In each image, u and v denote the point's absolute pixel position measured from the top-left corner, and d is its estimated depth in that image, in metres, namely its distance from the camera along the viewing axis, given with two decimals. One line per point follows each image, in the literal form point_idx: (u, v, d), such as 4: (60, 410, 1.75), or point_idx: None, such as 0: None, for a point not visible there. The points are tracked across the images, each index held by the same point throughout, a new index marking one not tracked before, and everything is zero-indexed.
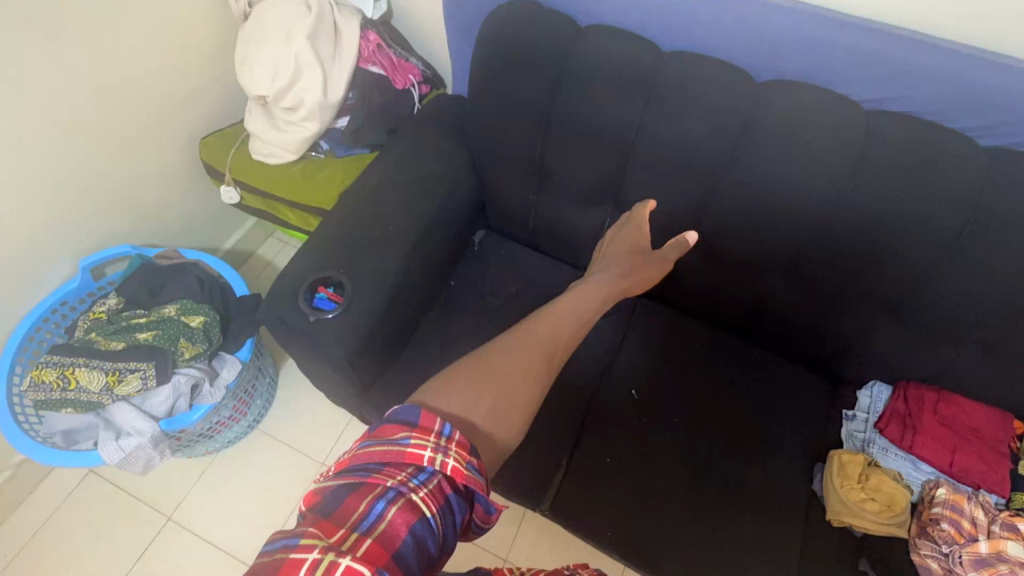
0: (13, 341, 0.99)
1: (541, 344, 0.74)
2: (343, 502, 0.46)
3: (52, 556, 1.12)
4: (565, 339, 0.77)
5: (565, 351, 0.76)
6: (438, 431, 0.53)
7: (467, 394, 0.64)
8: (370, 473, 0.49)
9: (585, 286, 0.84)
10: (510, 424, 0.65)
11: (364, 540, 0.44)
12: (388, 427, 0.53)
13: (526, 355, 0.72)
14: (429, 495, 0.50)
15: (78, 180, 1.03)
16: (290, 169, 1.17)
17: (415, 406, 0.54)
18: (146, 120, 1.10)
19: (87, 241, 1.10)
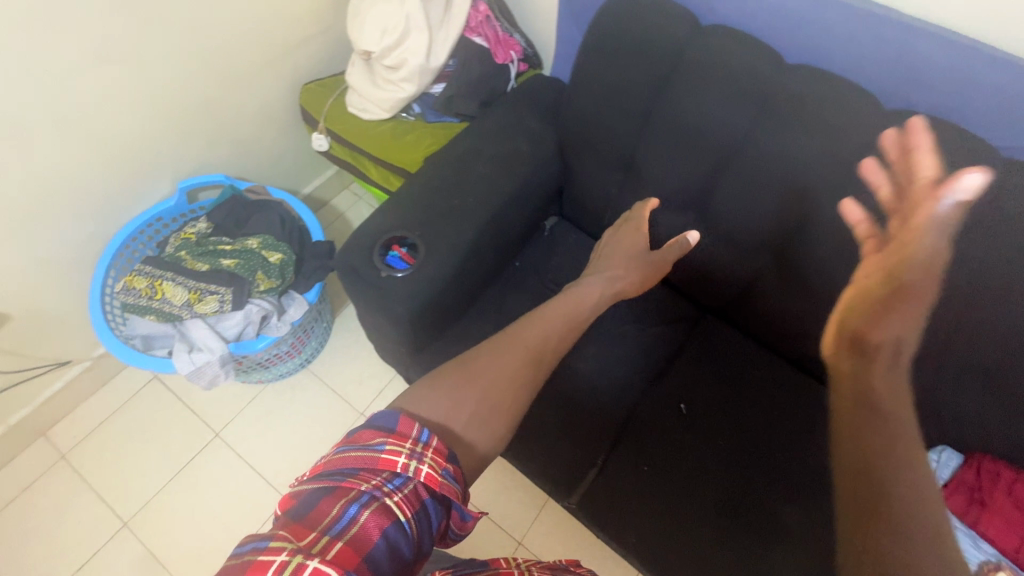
0: (113, 246, 1.07)
1: (529, 347, 0.75)
2: (316, 505, 0.49)
3: (112, 446, 1.22)
4: (557, 341, 0.78)
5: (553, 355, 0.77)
6: (415, 437, 0.57)
7: (453, 400, 0.65)
8: (344, 477, 0.52)
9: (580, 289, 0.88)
10: (493, 430, 0.66)
11: (335, 541, 0.46)
12: (365, 432, 0.56)
13: (514, 359, 0.72)
14: (404, 499, 0.52)
15: (190, 106, 1.10)
16: (379, 126, 1.19)
17: (393, 415, 0.58)
18: (258, 59, 1.16)
19: (188, 165, 1.18)
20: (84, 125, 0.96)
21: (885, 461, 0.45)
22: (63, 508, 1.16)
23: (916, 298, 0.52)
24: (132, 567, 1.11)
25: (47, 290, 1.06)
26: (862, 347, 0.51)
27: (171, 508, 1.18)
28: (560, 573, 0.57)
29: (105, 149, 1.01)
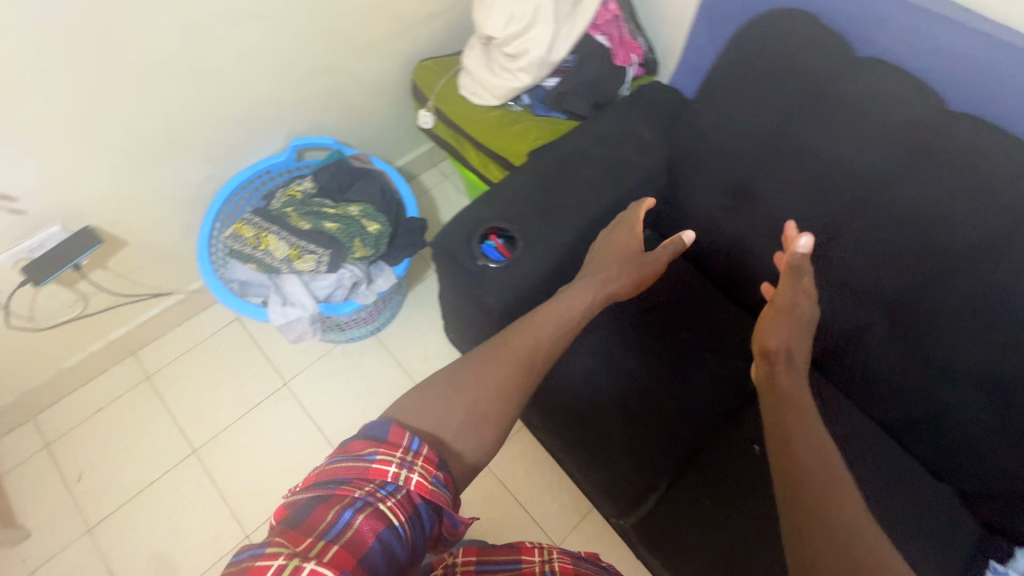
0: (226, 192, 1.13)
1: (517, 357, 0.77)
2: (312, 511, 0.52)
3: (192, 375, 1.31)
4: (541, 345, 0.80)
5: (542, 359, 0.79)
6: (405, 446, 0.59)
7: (444, 408, 0.69)
8: (338, 486, 0.54)
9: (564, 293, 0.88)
10: (482, 439, 0.69)
11: (332, 544, 0.49)
12: (356, 444, 0.59)
13: (497, 369, 0.75)
14: (397, 504, 0.55)
15: (314, 68, 1.13)
16: (486, 113, 1.19)
17: (385, 425, 0.61)
18: (383, 30, 1.18)
19: (301, 124, 1.22)
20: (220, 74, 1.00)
21: (789, 405, 0.73)
22: (142, 425, 1.25)
23: (799, 317, 0.81)
24: (195, 493, 1.19)
25: (162, 223, 1.13)
26: (771, 354, 0.79)
27: (236, 445, 1.24)
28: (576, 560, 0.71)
29: (232, 98, 1.06)
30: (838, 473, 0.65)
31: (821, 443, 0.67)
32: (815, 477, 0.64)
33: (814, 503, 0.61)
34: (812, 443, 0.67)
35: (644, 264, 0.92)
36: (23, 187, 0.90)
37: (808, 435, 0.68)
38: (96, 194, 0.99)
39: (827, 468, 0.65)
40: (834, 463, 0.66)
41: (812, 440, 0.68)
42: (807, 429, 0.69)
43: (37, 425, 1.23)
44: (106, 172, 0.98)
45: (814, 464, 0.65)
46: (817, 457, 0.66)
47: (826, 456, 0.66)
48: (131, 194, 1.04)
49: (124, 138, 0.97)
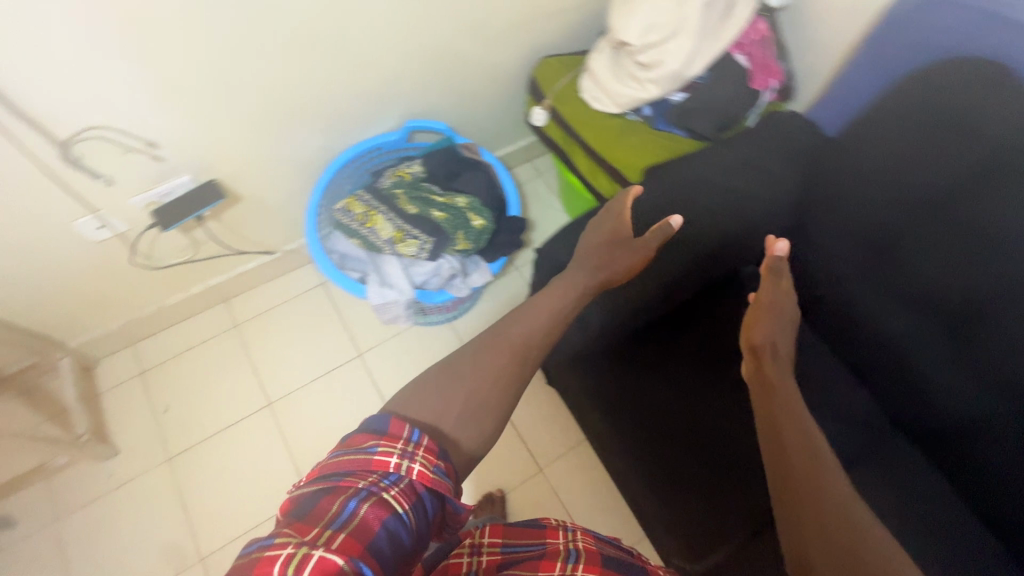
0: (339, 163, 1.15)
1: (511, 347, 0.70)
2: (316, 503, 0.48)
3: (277, 330, 1.36)
4: (530, 334, 0.73)
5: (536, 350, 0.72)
6: (406, 437, 0.56)
7: (437, 398, 0.63)
8: (341, 477, 0.51)
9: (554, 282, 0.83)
10: (480, 429, 0.63)
11: (339, 533, 0.46)
12: (357, 436, 0.55)
13: (496, 357, 0.69)
14: (402, 493, 0.52)
15: (442, 53, 1.12)
16: (603, 120, 1.15)
17: (385, 417, 0.57)
18: (515, 23, 1.15)
19: (418, 107, 1.21)
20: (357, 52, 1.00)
21: (770, 392, 0.71)
22: (226, 370, 1.31)
23: (781, 312, 0.80)
24: (265, 445, 1.24)
25: (274, 184, 1.16)
26: (757, 350, 0.76)
27: (307, 405, 1.29)
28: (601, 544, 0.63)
29: (363, 76, 1.06)
30: (818, 448, 0.63)
31: (799, 422, 0.66)
32: (794, 457, 0.62)
33: (796, 484, 0.60)
34: (791, 423, 0.66)
35: (634, 252, 0.85)
36: (167, 139, 0.93)
37: (785, 417, 0.67)
38: (225, 151, 1.02)
39: (805, 444, 0.64)
40: (811, 438, 0.64)
41: (793, 420, 0.67)
42: (785, 411, 0.68)
43: (135, 352, 1.31)
44: (238, 133, 1.01)
45: (794, 443, 0.64)
46: (794, 434, 0.65)
47: (804, 432, 0.65)
48: (255, 154, 1.07)
49: (261, 103, 0.99)
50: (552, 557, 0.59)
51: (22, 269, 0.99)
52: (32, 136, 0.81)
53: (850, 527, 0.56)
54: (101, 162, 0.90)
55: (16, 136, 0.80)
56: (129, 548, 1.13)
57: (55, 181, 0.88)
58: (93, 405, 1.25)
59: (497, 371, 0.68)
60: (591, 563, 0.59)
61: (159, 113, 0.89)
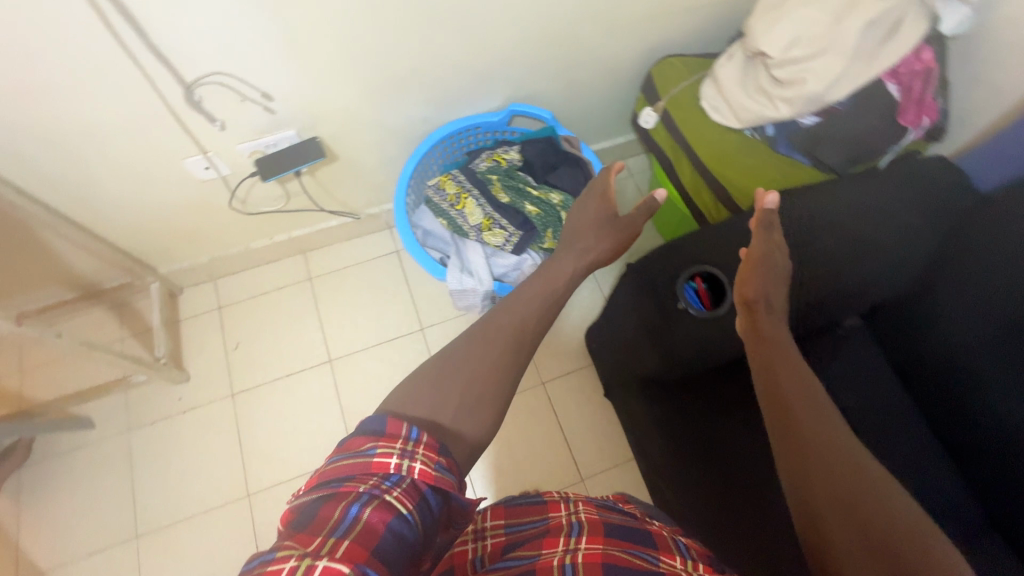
0: (436, 138, 1.13)
1: (501, 336, 0.69)
2: (318, 510, 0.46)
3: (347, 290, 1.39)
4: (521, 322, 0.71)
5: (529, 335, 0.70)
6: (405, 436, 0.52)
7: (431, 393, 0.61)
8: (341, 483, 0.48)
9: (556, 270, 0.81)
10: (479, 420, 0.61)
11: (343, 540, 0.43)
12: (355, 438, 0.52)
13: (488, 347, 0.67)
14: (405, 493, 0.49)
15: (561, 39, 1.06)
16: (719, 132, 1.07)
17: (381, 416, 0.54)
18: (643, 15, 1.07)
19: (523, 91, 1.16)
20: (477, 28, 0.96)
21: (765, 346, 0.71)
22: (294, 320, 1.36)
23: (773, 265, 0.78)
24: (321, 399, 1.28)
25: (370, 149, 1.16)
26: (752, 304, 0.75)
27: (365, 369, 1.31)
28: (604, 515, 0.63)
29: (478, 52, 1.02)
30: (814, 396, 0.63)
31: (795, 371, 0.66)
32: (792, 406, 0.62)
33: (795, 433, 0.60)
34: (786, 372, 0.66)
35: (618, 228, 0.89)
36: (282, 92, 0.94)
37: (781, 368, 0.66)
38: (332, 111, 1.02)
39: (802, 391, 0.63)
40: (806, 385, 0.64)
41: (788, 369, 0.66)
42: (780, 362, 0.67)
43: (216, 287, 1.37)
44: (347, 95, 1.00)
45: (792, 393, 0.63)
46: (790, 382, 0.64)
47: (801, 381, 0.65)
48: (358, 118, 1.07)
49: (374, 69, 0.97)
50: (555, 532, 0.59)
51: (133, 196, 1.04)
52: (162, 74, 0.83)
53: (853, 471, 0.55)
54: (218, 107, 0.91)
55: (149, 73, 0.82)
56: (187, 470, 1.20)
57: (175, 119, 0.91)
58: (173, 330, 1.33)
59: (494, 363, 0.66)
60: (594, 532, 0.59)
61: (279, 67, 0.89)
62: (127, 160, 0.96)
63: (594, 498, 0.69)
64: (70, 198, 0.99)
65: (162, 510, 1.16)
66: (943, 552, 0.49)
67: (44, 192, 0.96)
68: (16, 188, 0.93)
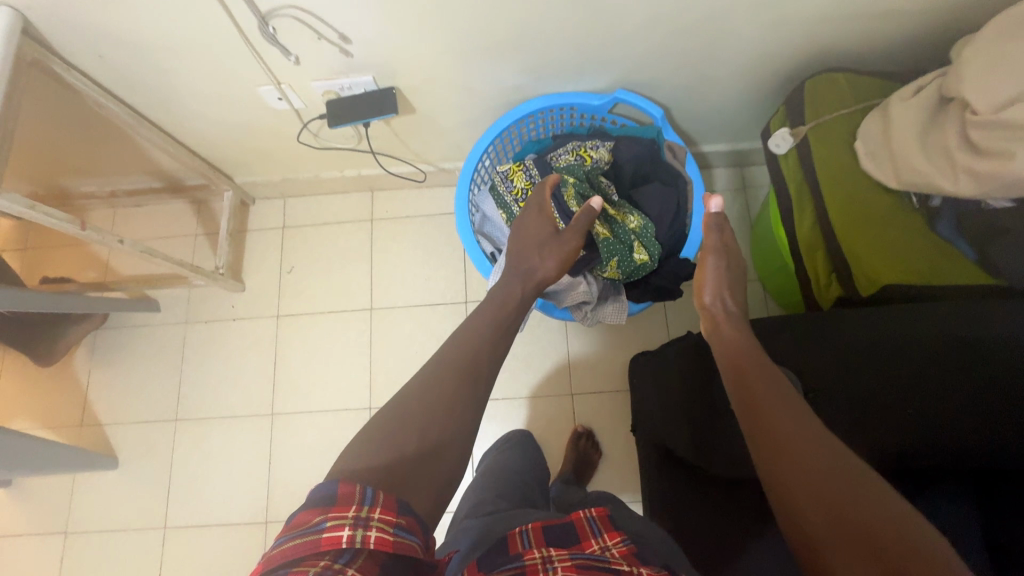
0: (522, 113, 0.99)
1: (454, 364, 0.66)
2: None
3: (404, 242, 1.34)
4: (474, 363, 0.67)
5: (484, 358, 0.68)
6: (359, 503, 0.45)
7: (388, 434, 0.57)
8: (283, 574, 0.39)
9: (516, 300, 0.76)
10: (445, 447, 0.59)
11: None
12: (302, 516, 0.44)
13: (446, 380, 0.64)
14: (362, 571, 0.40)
15: (696, 24, 0.85)
16: (867, 187, 0.85)
17: (329, 486, 0.48)
18: (813, 11, 0.83)
19: (635, 75, 0.97)
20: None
21: (734, 349, 0.70)
22: (348, 258, 1.35)
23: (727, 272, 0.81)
24: (353, 344, 1.29)
25: (451, 107, 1.05)
26: (714, 318, 0.77)
27: (402, 327, 1.29)
28: None
29: (592, 25, 0.85)
30: (782, 386, 0.62)
31: (765, 368, 0.64)
32: (760, 399, 0.60)
33: (764, 426, 0.57)
34: (755, 371, 0.64)
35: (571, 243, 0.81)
36: (361, 36, 0.84)
37: (752, 367, 0.65)
38: (413, 62, 0.92)
39: (772, 385, 0.62)
40: (775, 378, 0.63)
41: (757, 368, 0.65)
42: (745, 363, 0.66)
43: (285, 206, 1.39)
44: (432, 48, 0.89)
45: (759, 386, 0.62)
46: (760, 379, 0.63)
47: (770, 375, 0.63)
48: (443, 74, 0.95)
49: (466, 25, 0.84)
50: None
51: (209, 112, 1.03)
52: (237, 1, 0.76)
53: (832, 464, 0.50)
54: (294, 42, 0.84)
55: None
56: (226, 375, 1.29)
57: (251, 47, 0.85)
58: (240, 239, 1.37)
59: (450, 408, 0.62)
60: None
61: (359, 10, 0.79)
62: (202, 79, 0.93)
63: (574, 557, 0.49)
64: (152, 103, 0.99)
65: (199, 404, 1.27)
66: (921, 526, 0.43)
67: (127, 94, 0.96)
68: (101, 86, 0.94)
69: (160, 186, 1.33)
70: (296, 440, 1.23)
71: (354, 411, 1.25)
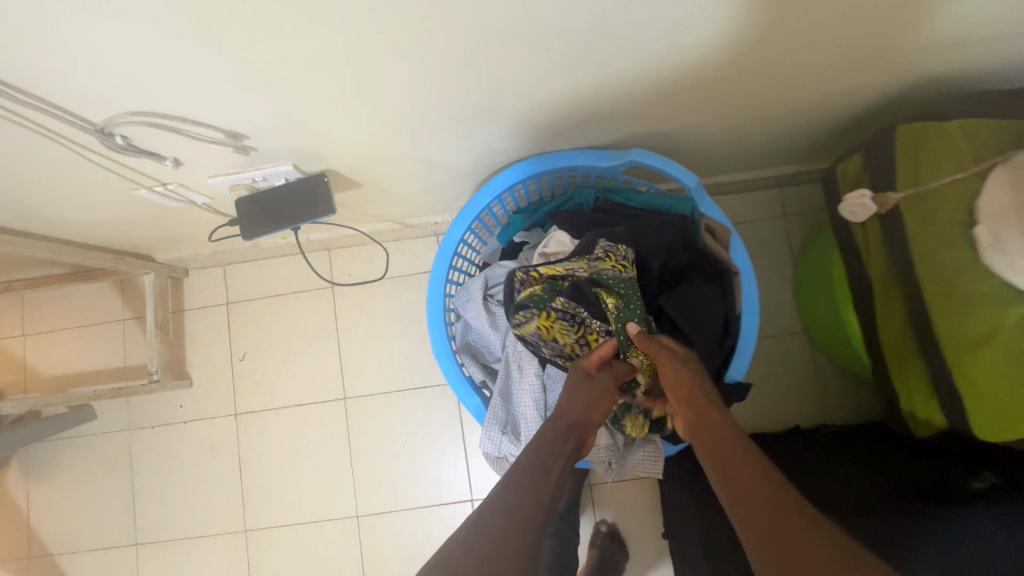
0: (503, 186, 0.74)
1: (506, 496, 0.48)
2: None
3: (373, 310, 1.11)
4: (521, 496, 0.48)
5: (546, 485, 0.50)
6: None
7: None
8: None
9: (557, 428, 0.56)
10: None
11: None
12: None
13: (503, 516, 0.46)
14: None
15: (733, 61, 0.59)
16: (983, 287, 0.61)
17: None
18: (902, 32, 0.57)
19: (649, 121, 0.71)
20: (584, 46, 0.52)
21: (719, 444, 0.50)
22: (309, 336, 1.12)
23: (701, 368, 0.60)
24: (330, 440, 1.09)
25: (410, 176, 0.79)
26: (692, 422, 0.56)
27: (382, 418, 1.09)
28: None
29: (594, 77, 0.58)
30: (783, 510, 0.41)
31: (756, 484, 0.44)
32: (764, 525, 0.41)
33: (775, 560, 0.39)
34: (739, 497, 0.45)
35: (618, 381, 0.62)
36: (258, 128, 0.58)
37: (740, 473, 0.46)
38: (347, 143, 0.65)
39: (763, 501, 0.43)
40: (774, 493, 0.43)
41: (741, 485, 0.45)
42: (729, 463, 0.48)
43: (225, 275, 1.14)
44: (367, 127, 0.62)
45: (756, 540, 0.41)
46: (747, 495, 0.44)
47: (764, 495, 0.43)
48: (390, 149, 0.68)
49: (412, 96, 0.57)
50: None
51: (85, 213, 0.76)
52: (52, 118, 0.51)
53: None
54: (163, 147, 0.58)
55: (17, 110, 0.49)
56: (185, 487, 1.11)
57: (101, 156, 0.59)
58: (177, 322, 1.14)
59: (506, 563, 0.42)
60: None
61: (236, 104, 0.53)
62: (57, 190, 0.67)
63: None
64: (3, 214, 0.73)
65: (160, 524, 1.10)
66: None
67: None
68: None
69: (66, 272, 1.08)
70: (279, 559, 1.07)
71: (339, 520, 1.07)
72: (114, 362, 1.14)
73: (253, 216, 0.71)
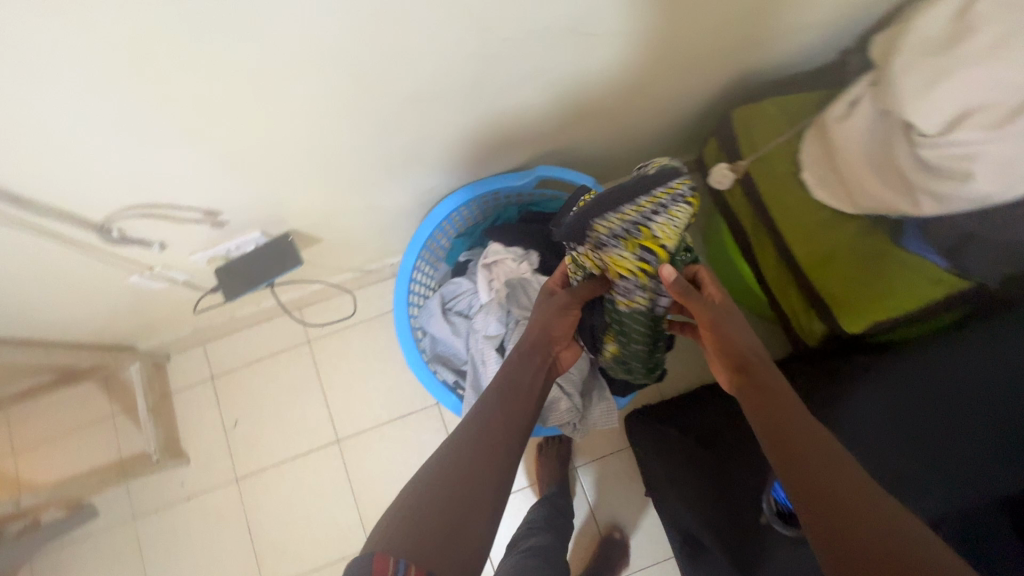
0: (440, 216, 0.89)
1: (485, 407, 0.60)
2: None
3: (351, 354, 1.21)
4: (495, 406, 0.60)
5: (514, 394, 0.63)
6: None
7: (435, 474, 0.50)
8: None
9: (523, 350, 0.68)
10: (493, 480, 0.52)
11: None
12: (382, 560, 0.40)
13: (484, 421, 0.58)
14: None
15: (594, 89, 0.77)
16: (821, 218, 0.79)
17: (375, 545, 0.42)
18: (707, 47, 0.76)
19: (547, 143, 0.88)
20: (476, 98, 0.69)
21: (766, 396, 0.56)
22: (295, 391, 1.20)
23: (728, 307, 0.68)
24: (330, 482, 1.16)
25: (362, 224, 0.92)
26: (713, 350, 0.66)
27: (376, 451, 1.17)
28: None
29: (491, 117, 0.75)
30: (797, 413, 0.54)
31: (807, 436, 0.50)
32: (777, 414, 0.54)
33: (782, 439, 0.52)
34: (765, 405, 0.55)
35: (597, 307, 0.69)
36: (230, 204, 0.71)
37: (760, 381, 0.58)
38: (304, 204, 0.78)
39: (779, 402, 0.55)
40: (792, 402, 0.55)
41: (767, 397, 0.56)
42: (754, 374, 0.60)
43: (206, 352, 1.22)
44: (319, 188, 0.76)
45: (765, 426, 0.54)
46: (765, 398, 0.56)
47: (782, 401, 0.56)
48: (342, 203, 0.82)
49: (352, 157, 0.72)
50: None
51: (78, 310, 0.86)
52: (62, 223, 0.62)
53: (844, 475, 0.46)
54: (153, 232, 0.70)
55: (35, 221, 0.61)
56: (198, 561, 1.14)
57: (100, 250, 0.70)
58: (167, 405, 1.21)
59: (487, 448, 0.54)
60: None
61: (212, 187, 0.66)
62: (56, 291, 0.77)
63: None
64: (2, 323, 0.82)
65: None
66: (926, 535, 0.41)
67: None
68: None
69: (53, 378, 1.14)
70: None
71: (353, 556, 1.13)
72: (109, 456, 1.19)
73: (232, 281, 0.82)
